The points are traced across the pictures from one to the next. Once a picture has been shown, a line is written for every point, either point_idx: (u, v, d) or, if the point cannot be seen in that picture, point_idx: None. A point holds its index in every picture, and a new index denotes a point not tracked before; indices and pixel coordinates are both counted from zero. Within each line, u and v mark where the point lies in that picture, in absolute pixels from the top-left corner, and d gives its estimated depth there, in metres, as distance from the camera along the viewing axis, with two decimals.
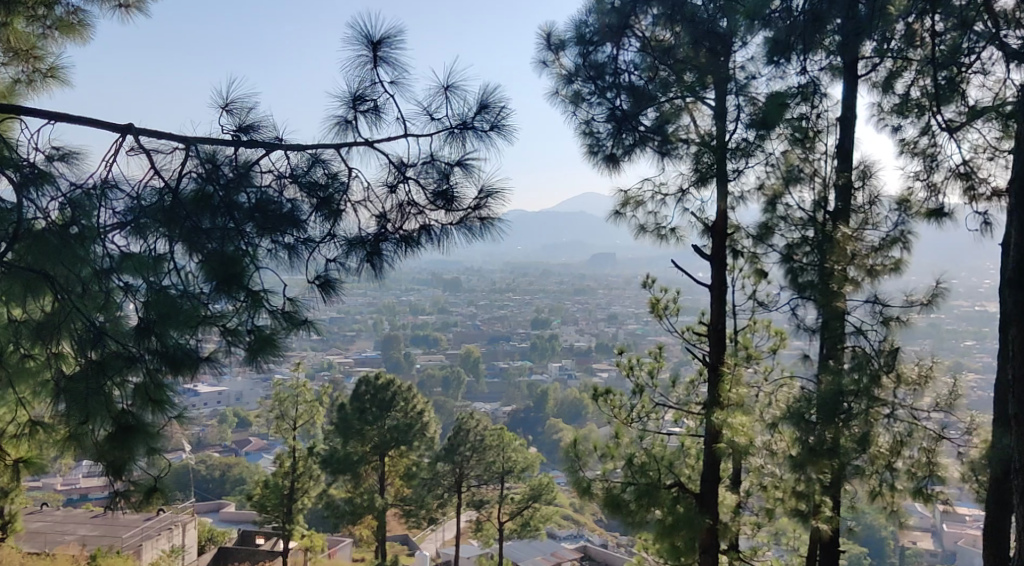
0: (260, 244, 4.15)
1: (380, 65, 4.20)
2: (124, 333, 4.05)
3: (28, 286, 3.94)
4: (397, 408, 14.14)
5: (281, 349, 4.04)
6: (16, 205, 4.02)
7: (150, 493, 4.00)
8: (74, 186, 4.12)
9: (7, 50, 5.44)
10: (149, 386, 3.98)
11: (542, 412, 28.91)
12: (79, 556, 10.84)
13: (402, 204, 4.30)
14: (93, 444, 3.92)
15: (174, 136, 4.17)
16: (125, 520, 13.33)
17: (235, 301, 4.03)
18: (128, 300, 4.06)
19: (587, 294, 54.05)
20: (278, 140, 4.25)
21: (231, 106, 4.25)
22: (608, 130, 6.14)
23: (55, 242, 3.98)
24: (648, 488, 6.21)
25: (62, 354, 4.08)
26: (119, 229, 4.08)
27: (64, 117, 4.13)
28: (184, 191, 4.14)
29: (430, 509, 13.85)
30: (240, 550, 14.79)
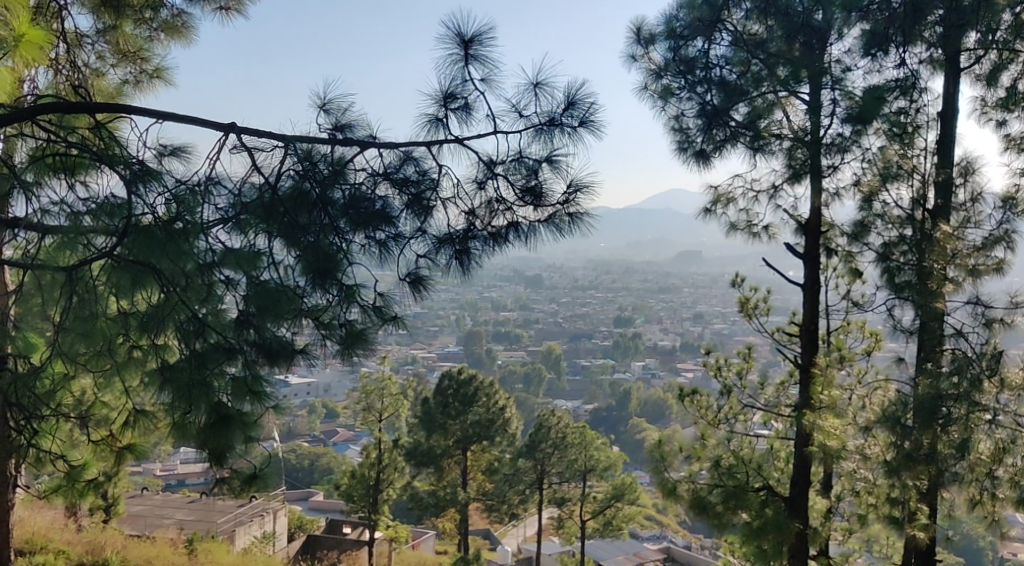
0: (354, 240, 4.24)
1: (472, 62, 4.23)
2: (224, 325, 4.15)
3: (135, 279, 4.03)
4: (479, 404, 14.18)
5: (370, 343, 4.22)
6: (127, 200, 4.13)
7: (251, 480, 4.15)
8: (179, 183, 4.24)
9: (116, 52, 5.77)
10: (247, 378, 4.09)
11: (625, 411, 28.74)
12: (177, 540, 11.31)
13: (491, 200, 4.33)
14: (196, 433, 4.02)
15: (274, 135, 4.28)
16: (220, 506, 13.86)
17: (328, 295, 4.20)
18: (229, 293, 4.17)
19: (671, 293, 53.49)
20: (372, 139, 4.32)
21: (328, 105, 4.34)
22: (698, 126, 6.06)
23: (162, 236, 4.06)
24: (734, 491, 6.18)
25: (168, 345, 4.18)
26: (222, 224, 4.20)
27: (172, 116, 4.29)
28: (282, 189, 4.26)
29: (512, 505, 14.03)
30: (328, 540, 15.18)
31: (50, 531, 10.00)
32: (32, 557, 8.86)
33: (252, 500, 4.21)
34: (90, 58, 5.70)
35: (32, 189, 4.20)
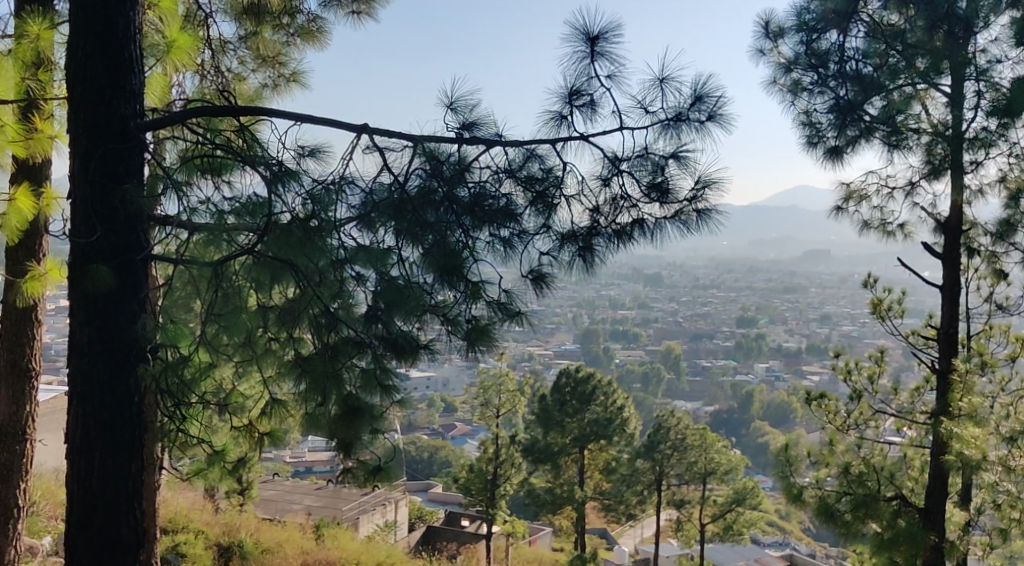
0: (479, 238, 4.32)
1: (597, 59, 4.22)
2: (356, 320, 4.33)
3: (275, 275, 4.24)
4: (596, 403, 14.21)
5: (494, 339, 4.29)
6: (268, 200, 4.28)
7: (376, 471, 4.26)
8: (316, 182, 4.37)
9: (257, 57, 6.17)
10: (376, 371, 4.24)
11: (747, 414, 28.24)
12: (305, 525, 11.77)
13: (615, 197, 4.31)
14: (327, 423, 4.19)
15: (403, 134, 4.38)
16: (344, 494, 14.34)
17: (455, 291, 4.29)
18: (359, 289, 4.33)
19: (796, 292, 51.95)
20: (498, 137, 4.37)
21: (454, 105, 4.40)
22: (830, 121, 5.90)
23: (299, 234, 4.17)
24: (865, 499, 5.97)
25: (301, 338, 4.38)
26: (352, 222, 4.33)
27: (309, 118, 4.45)
28: (410, 188, 4.34)
29: (630, 505, 14.23)
30: (446, 532, 15.47)
31: (190, 512, 10.61)
32: (175, 536, 9.44)
33: (376, 491, 4.33)
34: (233, 63, 6.11)
35: (183, 189, 4.29)
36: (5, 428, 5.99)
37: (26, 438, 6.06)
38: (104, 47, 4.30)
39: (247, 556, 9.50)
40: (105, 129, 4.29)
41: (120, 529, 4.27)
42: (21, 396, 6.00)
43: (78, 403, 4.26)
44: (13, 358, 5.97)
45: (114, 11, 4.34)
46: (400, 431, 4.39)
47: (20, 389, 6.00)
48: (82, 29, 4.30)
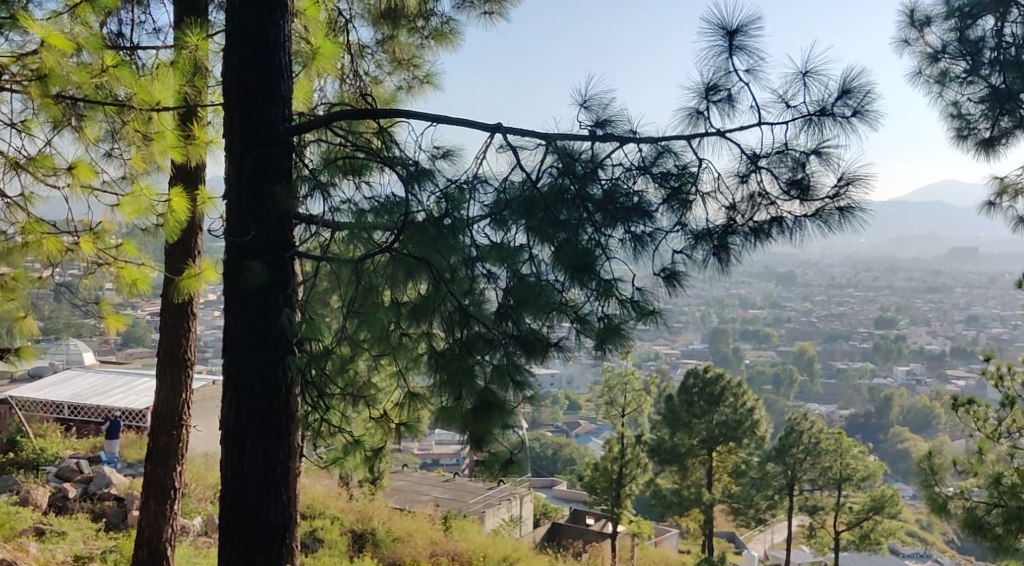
0: (612, 236, 4.31)
1: (736, 54, 4.14)
2: (487, 316, 4.40)
3: (410, 271, 4.35)
4: (725, 404, 13.96)
5: (627, 337, 4.26)
6: (404, 199, 4.41)
7: (506, 465, 4.28)
8: (450, 182, 4.45)
9: (393, 60, 6.54)
10: (508, 366, 4.31)
11: (885, 419, 27.04)
12: (434, 515, 12.09)
13: (753, 194, 4.21)
14: (459, 416, 4.26)
15: (537, 133, 4.41)
16: (471, 487, 14.66)
17: (587, 289, 4.29)
18: (490, 286, 4.40)
19: (940, 291, 49.41)
20: (632, 134, 4.34)
21: (589, 102, 4.40)
22: (982, 112, 5.82)
23: (432, 232, 4.31)
24: (1019, 512, 5.56)
25: (433, 333, 4.49)
26: (484, 220, 4.38)
27: (445, 119, 4.54)
28: (542, 185, 4.37)
29: (760, 509, 13.95)
30: (571, 529, 15.53)
31: (326, 499, 11.06)
32: (312, 521, 9.96)
33: (501, 485, 4.35)
34: (370, 67, 6.46)
35: (328, 190, 4.54)
36: (163, 415, 6.37)
37: (182, 424, 6.43)
38: (256, 54, 4.52)
39: (378, 543, 9.91)
40: (256, 132, 4.50)
41: (268, 512, 4.48)
42: (177, 385, 6.37)
43: (232, 391, 4.50)
44: (172, 350, 6.35)
45: (266, 18, 4.54)
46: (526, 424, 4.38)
47: (177, 379, 6.37)
48: (237, 37, 4.53)
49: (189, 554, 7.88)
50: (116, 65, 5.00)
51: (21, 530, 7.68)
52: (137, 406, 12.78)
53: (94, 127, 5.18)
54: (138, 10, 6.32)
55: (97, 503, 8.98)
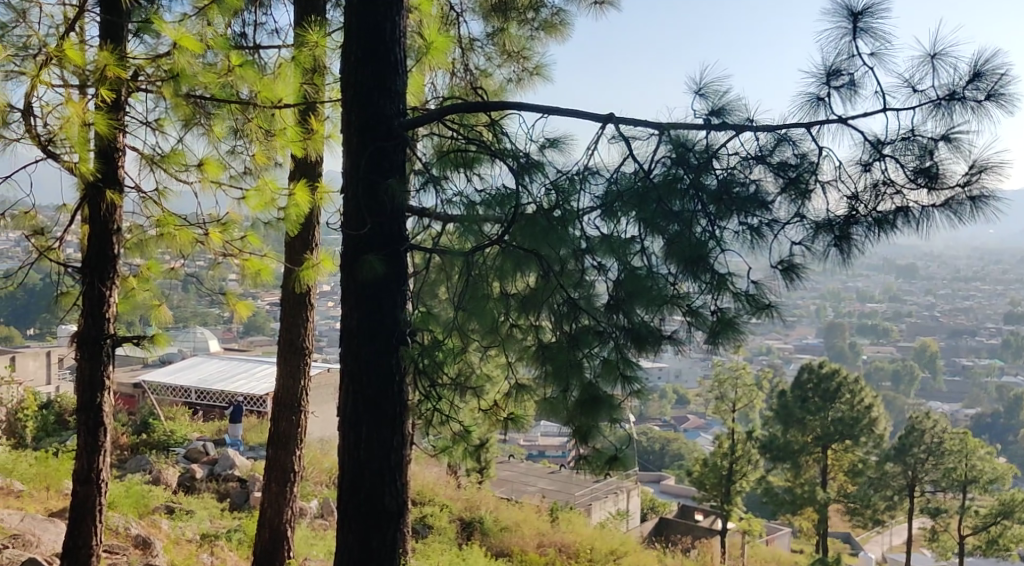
0: (727, 228, 4.20)
1: (860, 36, 4.01)
2: (597, 309, 4.39)
3: (519, 263, 4.40)
4: (841, 401, 13.59)
5: (741, 332, 4.16)
6: (515, 190, 4.45)
7: (611, 460, 4.34)
8: (560, 174, 4.46)
9: (503, 53, 6.60)
10: (617, 361, 4.30)
11: (1016, 420, 25.56)
12: (541, 506, 12.17)
13: (877, 183, 4.10)
14: (565, 409, 4.35)
15: (650, 123, 4.37)
16: (578, 480, 14.72)
17: (700, 282, 4.19)
18: (600, 278, 4.39)
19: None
20: (749, 122, 4.26)
21: (704, 90, 4.33)
22: None
23: (543, 223, 4.31)
24: None
25: (542, 326, 4.55)
26: (594, 211, 4.36)
27: (557, 110, 4.55)
28: (654, 175, 4.31)
29: (878, 510, 13.45)
30: (680, 524, 15.40)
31: (436, 486, 11.29)
32: (421, 508, 10.18)
33: (607, 478, 4.42)
34: (480, 60, 6.59)
35: (442, 183, 4.67)
36: (282, 400, 6.63)
37: (301, 410, 6.67)
38: (372, 50, 4.63)
39: (486, 532, 10.06)
40: (373, 128, 4.62)
41: (384, 497, 4.61)
42: (296, 372, 6.62)
43: (348, 381, 4.64)
44: (291, 339, 6.59)
45: (382, 15, 4.65)
46: (631, 420, 4.40)
47: (296, 366, 6.62)
48: (354, 33, 4.65)
49: (306, 535, 8.20)
50: (241, 65, 5.20)
51: (153, 507, 8.12)
52: (258, 392, 13.30)
53: (221, 124, 5.42)
54: (260, 11, 6.56)
55: (222, 484, 9.44)
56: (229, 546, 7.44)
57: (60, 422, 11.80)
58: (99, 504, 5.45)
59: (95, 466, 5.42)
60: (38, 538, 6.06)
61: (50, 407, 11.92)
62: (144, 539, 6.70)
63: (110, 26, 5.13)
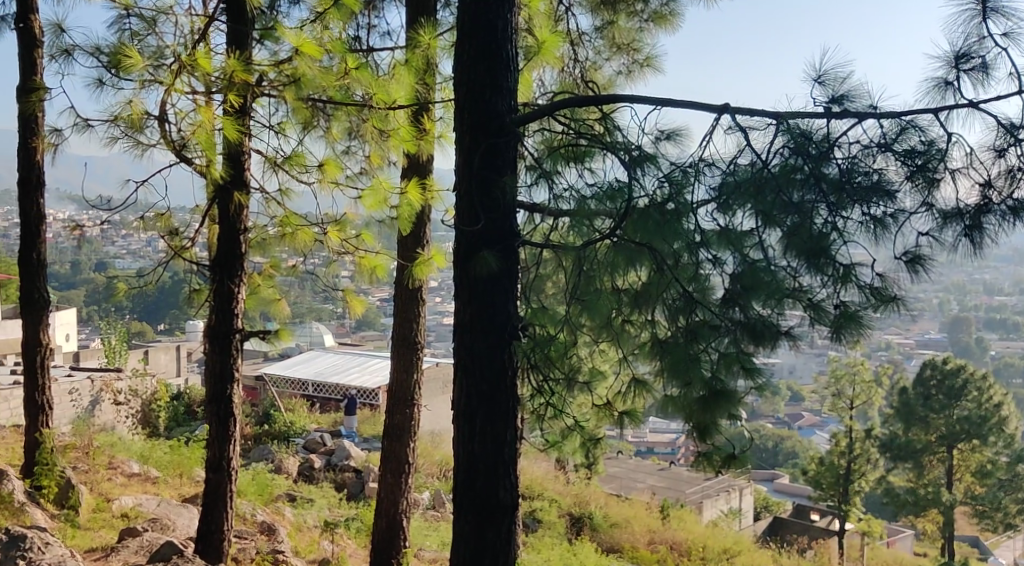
0: (850, 218, 4.09)
1: (990, 17, 3.82)
2: (712, 303, 4.30)
3: (631, 258, 4.36)
4: (967, 399, 13.45)
5: (867, 326, 3.99)
6: (628, 183, 4.43)
7: (729, 459, 4.24)
8: (674, 166, 4.42)
9: (613, 46, 6.62)
10: (736, 354, 4.18)
11: None
12: (652, 503, 12.11)
13: (1012, 169, 3.98)
14: (686, 405, 4.22)
15: (767, 112, 4.29)
16: (689, 477, 14.60)
17: (823, 276, 4.06)
18: (716, 272, 4.31)
19: None
20: (872, 109, 4.12)
21: (823, 78, 4.21)
22: None
23: (656, 217, 4.28)
24: None
25: (657, 321, 4.50)
26: (708, 204, 4.30)
27: (669, 102, 4.51)
28: (772, 166, 4.24)
29: (1009, 514, 13.12)
30: (795, 524, 15.05)
31: (545, 481, 11.37)
32: (530, 502, 10.28)
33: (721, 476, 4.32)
34: (589, 53, 6.59)
35: (553, 178, 4.76)
36: (396, 394, 6.77)
37: (415, 403, 6.81)
38: (485, 48, 4.69)
39: (596, 528, 10.06)
40: (485, 124, 4.68)
41: (499, 491, 4.66)
42: (409, 366, 6.75)
43: (462, 373, 4.72)
44: (404, 333, 6.73)
45: (494, 13, 4.70)
46: (745, 416, 4.21)
47: (409, 360, 6.75)
48: (468, 32, 4.72)
49: (420, 526, 8.41)
50: (357, 67, 5.34)
51: (277, 495, 8.45)
52: (371, 385, 13.65)
53: (338, 125, 5.64)
54: (373, 14, 6.74)
55: (338, 474, 9.72)
56: (349, 535, 7.71)
57: (189, 412, 12.45)
58: (230, 491, 5.71)
59: (226, 454, 5.69)
60: (173, 521, 6.41)
61: (180, 398, 12.56)
62: (269, 525, 6.98)
63: (235, 34, 5.34)
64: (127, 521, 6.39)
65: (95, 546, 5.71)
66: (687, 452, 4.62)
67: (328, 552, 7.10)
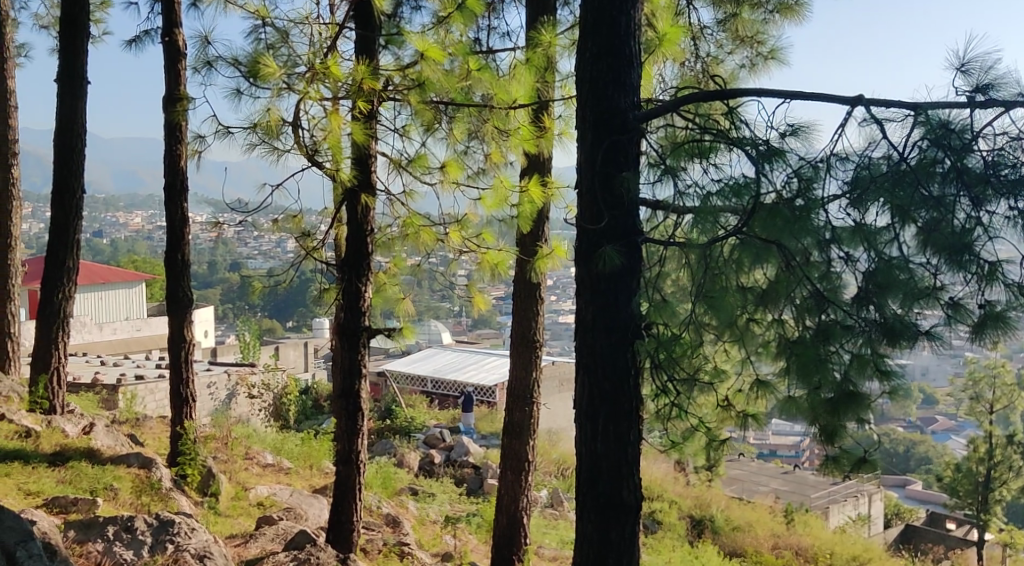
0: (995, 213, 3.92)
1: None
2: (843, 302, 4.16)
3: (757, 255, 4.19)
4: None
5: (1013, 326, 3.83)
6: (755, 179, 4.26)
7: (857, 464, 4.14)
8: (803, 160, 4.25)
9: (735, 38, 6.47)
10: (868, 356, 4.03)
11: None
12: (776, 507, 11.84)
13: None
14: (810, 408, 4.13)
15: (905, 103, 4.12)
16: (813, 482, 14.27)
17: (966, 274, 3.90)
18: (847, 270, 4.17)
19: None
20: (1021, 98, 3.90)
21: (967, 66, 4.01)
22: None
23: (786, 214, 4.10)
24: None
25: (783, 320, 4.34)
26: (840, 200, 4.13)
27: (799, 95, 4.39)
28: (910, 160, 4.08)
29: None
30: (930, 533, 14.14)
31: (664, 483, 11.28)
32: (651, 503, 10.22)
33: (844, 481, 4.23)
34: (711, 48, 6.43)
35: (677, 173, 4.48)
36: (515, 392, 6.85)
37: (533, 402, 6.85)
38: (608, 46, 4.68)
39: (718, 531, 9.90)
40: (607, 122, 4.67)
41: (622, 491, 4.65)
42: (527, 365, 6.80)
43: (584, 372, 4.74)
44: (523, 331, 6.79)
45: (617, 10, 4.68)
46: (873, 420, 4.04)
47: (527, 358, 6.80)
48: (591, 31, 4.71)
49: (540, 523, 8.48)
50: (479, 69, 5.48)
51: (400, 488, 8.67)
52: (488, 383, 13.81)
53: (461, 127, 5.66)
54: (493, 17, 6.83)
55: (458, 469, 9.89)
56: (470, 530, 7.84)
57: (316, 407, 12.93)
58: (358, 483, 5.88)
59: (355, 448, 5.86)
60: (305, 512, 6.66)
61: (308, 393, 13.05)
62: (394, 518, 7.16)
63: (364, 40, 5.52)
64: (263, 510, 6.68)
65: (234, 532, 5.97)
66: (810, 456, 4.52)
67: (451, 546, 7.25)
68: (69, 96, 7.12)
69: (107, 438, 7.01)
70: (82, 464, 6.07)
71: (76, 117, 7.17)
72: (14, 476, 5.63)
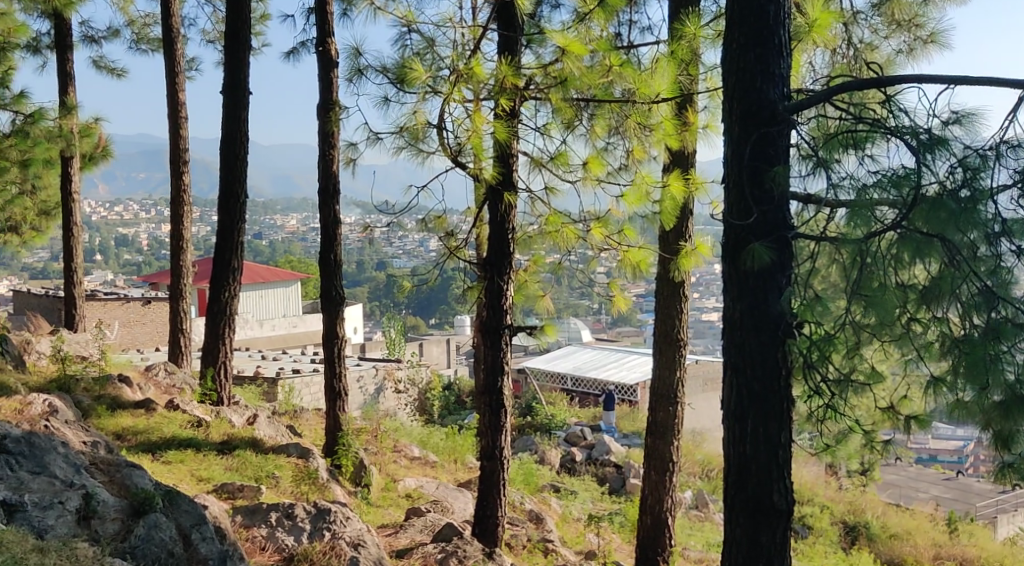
0: None
1: None
2: (1014, 299, 3.94)
3: (918, 250, 3.96)
4: None
5: None
6: (915, 169, 4.05)
7: None
8: (969, 149, 4.04)
9: (891, 23, 6.22)
10: None
11: None
12: (937, 515, 11.21)
13: None
14: (981, 411, 3.87)
15: None
16: (979, 490, 13.45)
17: None
18: (1019, 264, 3.95)
19: None
20: None
21: None
22: None
23: (951, 206, 3.87)
24: None
25: (947, 319, 4.09)
26: (1011, 190, 3.93)
27: (964, 80, 4.15)
28: None
29: None
30: None
31: (815, 486, 10.90)
32: (800, 507, 9.90)
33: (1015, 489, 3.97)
34: (865, 33, 6.19)
35: (831, 165, 4.32)
36: (659, 391, 6.77)
37: (677, 401, 6.75)
38: (757, 35, 4.56)
39: (873, 538, 9.49)
40: (756, 114, 4.56)
41: (772, 495, 4.52)
42: (672, 364, 6.71)
43: (733, 373, 4.63)
44: (666, 329, 6.68)
45: None
46: None
47: (671, 357, 6.70)
48: (738, 21, 4.60)
49: (685, 524, 8.36)
50: (620, 64, 5.42)
51: (543, 485, 8.74)
52: (630, 382, 13.71)
53: (603, 126, 5.72)
54: (633, 11, 6.77)
55: (600, 468, 9.88)
56: (613, 529, 7.81)
57: (460, 402, 13.19)
58: (502, 479, 5.97)
59: (498, 444, 5.94)
60: (452, 505, 6.82)
61: (451, 389, 13.32)
62: (537, 515, 7.23)
63: (506, 41, 5.60)
64: (412, 502, 6.88)
65: (386, 522, 6.18)
66: (978, 462, 4.25)
67: (595, 544, 7.26)
68: (233, 105, 7.54)
69: (269, 429, 7.39)
70: (247, 453, 6.43)
71: (239, 125, 7.58)
72: (187, 463, 6.03)
